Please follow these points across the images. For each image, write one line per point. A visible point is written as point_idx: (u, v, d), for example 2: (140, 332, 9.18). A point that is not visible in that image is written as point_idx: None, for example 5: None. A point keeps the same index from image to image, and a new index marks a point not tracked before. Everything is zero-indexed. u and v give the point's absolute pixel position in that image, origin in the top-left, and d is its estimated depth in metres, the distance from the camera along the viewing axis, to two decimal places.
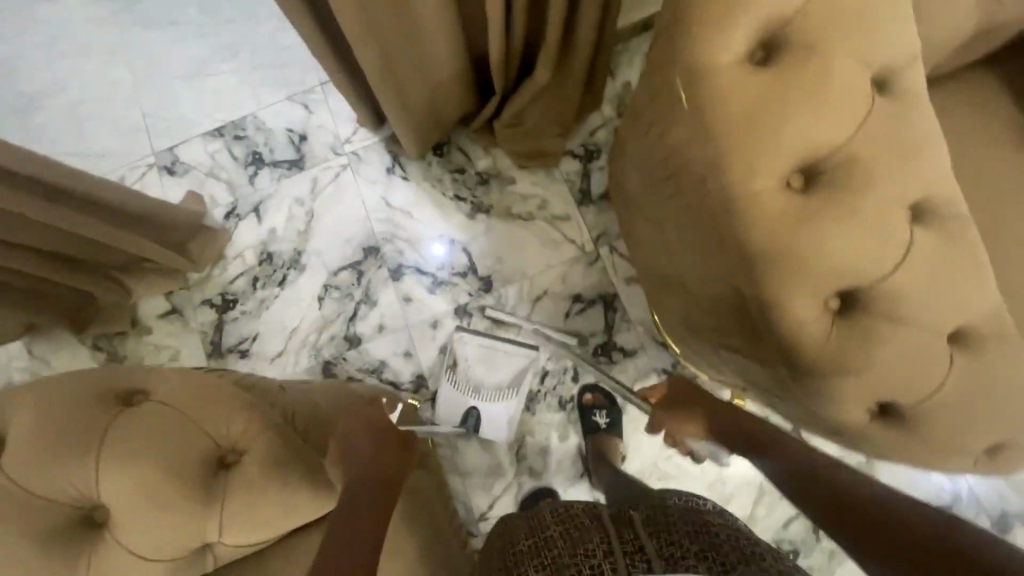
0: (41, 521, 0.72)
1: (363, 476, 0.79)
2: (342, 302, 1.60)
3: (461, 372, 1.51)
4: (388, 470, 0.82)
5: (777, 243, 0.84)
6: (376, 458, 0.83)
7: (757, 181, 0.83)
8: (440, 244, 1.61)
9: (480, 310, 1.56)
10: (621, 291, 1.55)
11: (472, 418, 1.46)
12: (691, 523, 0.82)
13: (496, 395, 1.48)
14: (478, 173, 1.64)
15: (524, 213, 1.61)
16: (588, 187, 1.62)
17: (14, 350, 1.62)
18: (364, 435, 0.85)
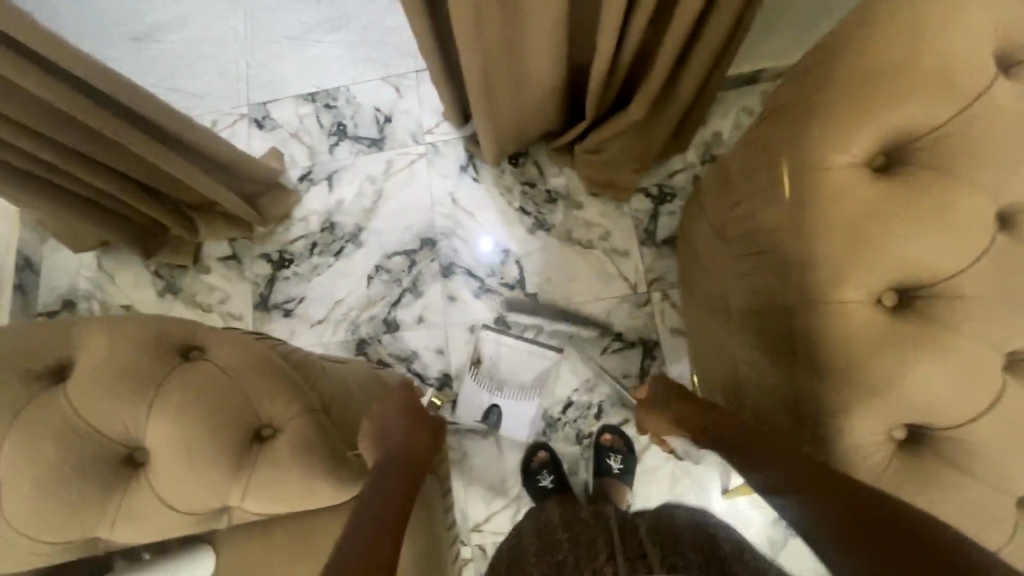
0: (85, 451, 0.74)
1: (393, 456, 0.82)
2: (389, 286, 1.63)
3: (485, 370, 1.53)
4: (414, 453, 0.84)
5: (856, 359, 0.82)
6: (407, 440, 0.85)
7: (847, 291, 0.83)
8: (489, 243, 1.63)
9: (519, 326, 1.56)
10: (664, 340, 1.51)
11: (494, 414, 1.49)
12: None
13: (518, 395, 1.51)
14: (548, 191, 1.64)
15: (584, 240, 1.60)
16: (654, 229, 1.59)
17: (86, 259, 1.73)
18: (398, 413, 0.88)
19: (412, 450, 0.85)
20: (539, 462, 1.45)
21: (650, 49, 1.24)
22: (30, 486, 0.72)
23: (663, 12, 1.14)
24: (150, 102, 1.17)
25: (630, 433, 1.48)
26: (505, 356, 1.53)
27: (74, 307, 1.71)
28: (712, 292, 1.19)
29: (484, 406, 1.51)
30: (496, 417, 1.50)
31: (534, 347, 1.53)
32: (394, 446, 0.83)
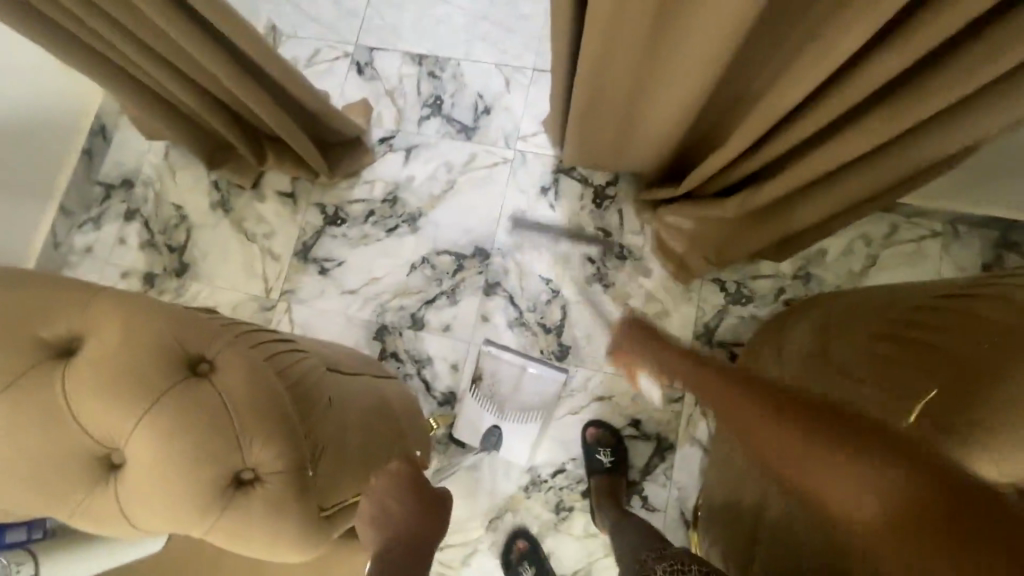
0: (43, 438, 0.62)
1: (397, 547, 0.76)
2: (428, 282, 1.57)
3: (486, 388, 1.46)
4: (418, 537, 0.78)
5: None
6: (414, 526, 0.79)
7: None
8: (538, 251, 1.55)
9: (538, 370, 1.45)
10: (680, 446, 1.40)
11: (493, 436, 1.42)
12: None
13: (519, 418, 1.43)
14: (620, 246, 1.53)
15: (638, 311, 1.49)
16: (715, 327, 1.46)
17: (154, 147, 1.72)
18: (404, 488, 0.82)
19: (416, 538, 0.79)
20: (518, 551, 1.37)
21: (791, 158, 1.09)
22: None
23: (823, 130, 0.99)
24: (254, 40, 1.12)
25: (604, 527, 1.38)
26: (508, 377, 1.45)
27: (130, 189, 1.71)
28: None
29: (485, 427, 1.44)
30: (495, 439, 1.44)
31: (544, 369, 1.45)
32: (392, 534, 0.78)
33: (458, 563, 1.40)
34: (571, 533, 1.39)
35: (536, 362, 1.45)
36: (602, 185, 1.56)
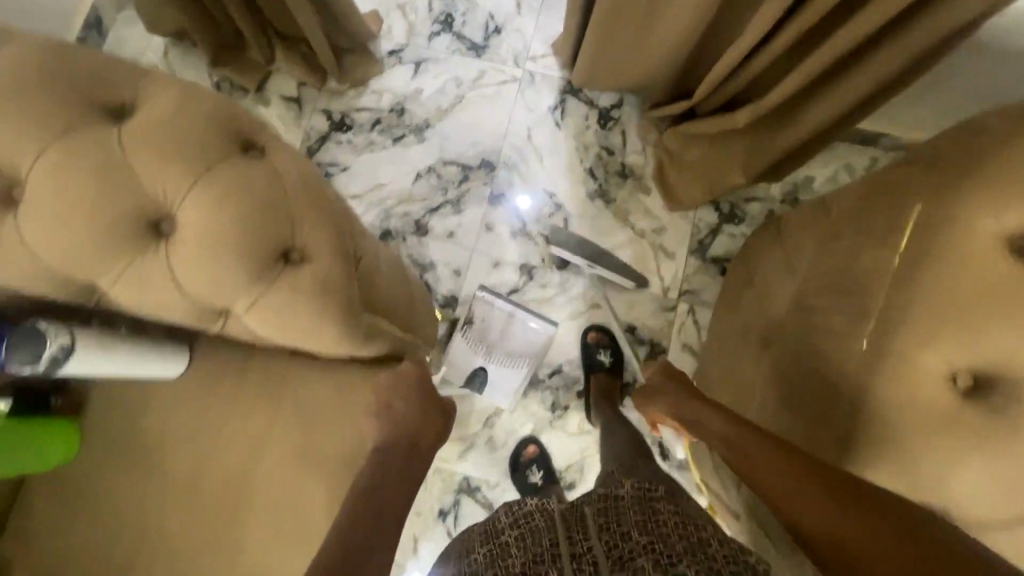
0: (100, 188, 0.62)
1: (397, 442, 0.79)
2: (433, 190, 1.59)
3: (475, 332, 1.46)
4: (419, 441, 0.81)
5: (888, 438, 0.63)
6: (414, 428, 0.81)
7: (920, 366, 0.61)
8: (527, 200, 1.57)
9: (526, 319, 1.46)
10: (672, 351, 1.47)
11: (478, 378, 1.42)
12: (642, 513, 0.73)
13: (505, 362, 1.43)
14: (622, 165, 1.58)
15: (638, 226, 1.55)
16: (708, 244, 1.54)
17: (154, 43, 1.67)
18: (408, 393, 0.83)
19: (417, 437, 0.82)
20: (528, 456, 1.41)
21: (791, 61, 1.16)
22: (43, 205, 0.61)
23: (825, 26, 1.06)
24: None
25: None
26: (497, 322, 1.46)
27: None
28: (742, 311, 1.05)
29: (472, 368, 1.45)
30: (480, 381, 1.44)
31: (535, 320, 1.46)
32: (393, 431, 0.80)
33: (452, 459, 1.43)
34: (566, 429, 1.43)
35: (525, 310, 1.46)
36: (608, 107, 1.61)
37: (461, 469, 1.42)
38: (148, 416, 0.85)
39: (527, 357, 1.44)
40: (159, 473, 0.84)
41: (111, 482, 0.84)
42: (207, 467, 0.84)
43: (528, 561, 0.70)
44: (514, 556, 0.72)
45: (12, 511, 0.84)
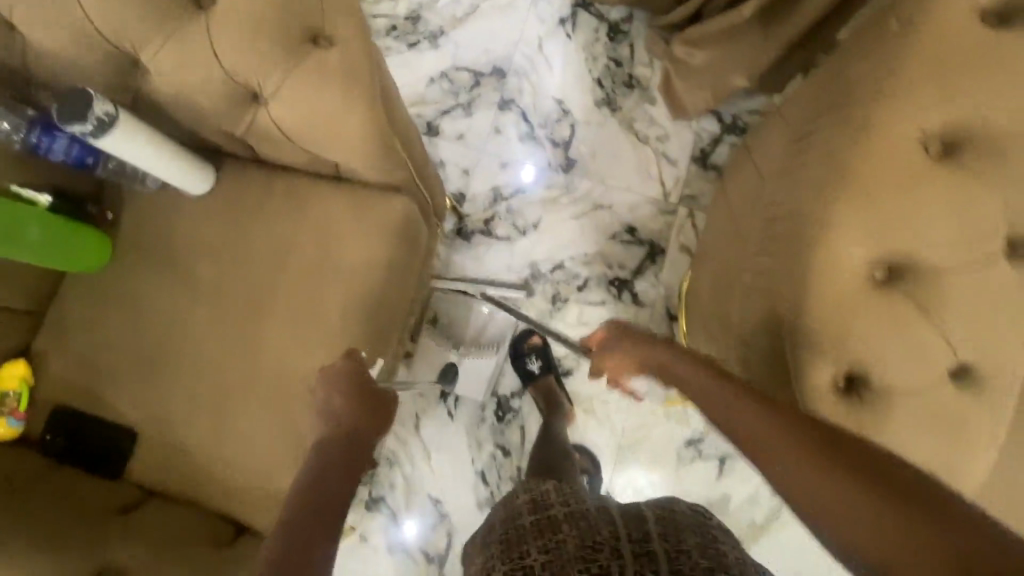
0: None
1: (336, 446, 0.75)
2: (445, 94, 1.63)
3: (443, 329, 1.47)
4: (362, 434, 0.77)
5: (864, 213, 0.67)
6: (357, 422, 0.78)
7: (884, 145, 0.68)
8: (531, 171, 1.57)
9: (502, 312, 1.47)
10: (671, 252, 1.53)
11: (452, 374, 1.42)
12: (701, 535, 0.70)
13: (477, 352, 1.45)
14: (629, 77, 1.63)
15: (642, 134, 1.59)
16: (710, 153, 1.58)
17: None
18: (347, 386, 0.80)
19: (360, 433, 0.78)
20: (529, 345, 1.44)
21: None
22: None
23: None
24: None
25: (602, 312, 1.50)
26: (469, 322, 1.47)
27: None
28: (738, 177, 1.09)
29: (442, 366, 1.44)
30: (453, 375, 1.43)
31: (496, 309, 1.46)
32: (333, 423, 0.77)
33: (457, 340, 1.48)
34: (565, 320, 1.49)
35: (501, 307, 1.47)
36: (618, 21, 1.64)
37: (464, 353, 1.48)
38: (175, 230, 0.91)
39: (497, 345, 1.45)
40: (187, 280, 0.90)
41: (141, 288, 0.90)
42: (233, 277, 0.90)
43: (580, 543, 0.67)
44: (564, 536, 0.69)
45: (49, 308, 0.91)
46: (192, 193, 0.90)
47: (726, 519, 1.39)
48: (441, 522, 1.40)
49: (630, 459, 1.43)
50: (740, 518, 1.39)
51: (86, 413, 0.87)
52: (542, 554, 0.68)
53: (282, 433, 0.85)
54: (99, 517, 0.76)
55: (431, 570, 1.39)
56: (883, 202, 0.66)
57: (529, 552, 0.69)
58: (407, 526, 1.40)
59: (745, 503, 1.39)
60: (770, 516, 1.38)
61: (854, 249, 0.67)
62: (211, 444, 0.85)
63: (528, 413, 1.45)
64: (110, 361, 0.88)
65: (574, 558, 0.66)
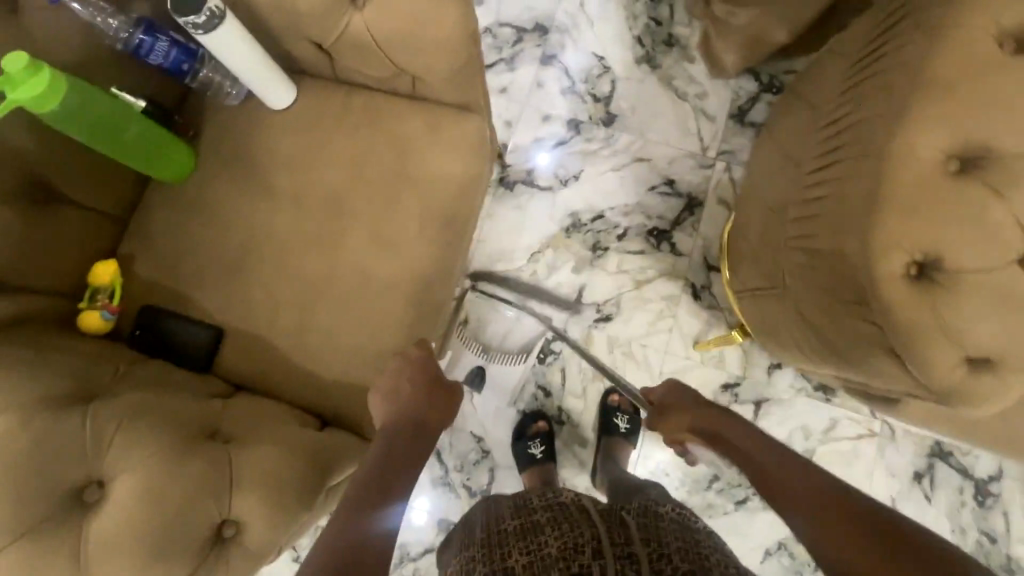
0: None
1: (404, 425, 0.82)
2: (489, 49, 1.66)
3: (472, 332, 1.50)
4: (425, 422, 0.84)
5: (920, 114, 0.73)
6: (422, 410, 0.85)
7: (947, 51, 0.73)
8: (545, 155, 1.59)
9: (529, 320, 1.49)
10: (708, 205, 1.56)
11: (480, 379, 1.47)
12: (683, 541, 0.76)
13: (506, 359, 1.48)
14: (669, 35, 1.66)
15: (681, 91, 1.63)
16: (747, 111, 1.62)
17: None
18: (414, 377, 0.85)
19: (424, 422, 0.85)
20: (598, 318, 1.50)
21: None
22: None
23: None
24: None
25: (641, 261, 1.53)
26: (499, 325, 1.50)
27: None
28: (785, 115, 1.13)
29: (470, 368, 1.48)
30: (480, 379, 1.48)
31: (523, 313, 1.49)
32: (405, 410, 0.83)
33: (501, 286, 1.52)
34: (606, 268, 1.53)
35: (531, 312, 1.50)
36: None
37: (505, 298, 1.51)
38: (253, 141, 0.95)
39: (523, 354, 1.48)
40: (266, 190, 0.94)
41: (221, 194, 0.94)
42: (312, 188, 0.94)
43: (566, 547, 0.73)
44: (547, 539, 0.75)
45: (134, 213, 0.96)
46: (274, 107, 0.94)
47: None
48: (483, 459, 1.45)
49: None
50: None
51: (167, 310, 0.91)
52: (524, 556, 0.74)
53: (361, 331, 0.90)
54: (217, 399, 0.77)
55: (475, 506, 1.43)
56: (938, 103, 0.73)
57: (510, 554, 0.75)
58: (416, 514, 1.43)
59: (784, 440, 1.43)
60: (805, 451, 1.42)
61: (935, 137, 0.73)
62: (295, 343, 0.90)
63: (569, 356, 1.49)
64: (193, 262, 0.92)
65: (555, 560, 0.72)
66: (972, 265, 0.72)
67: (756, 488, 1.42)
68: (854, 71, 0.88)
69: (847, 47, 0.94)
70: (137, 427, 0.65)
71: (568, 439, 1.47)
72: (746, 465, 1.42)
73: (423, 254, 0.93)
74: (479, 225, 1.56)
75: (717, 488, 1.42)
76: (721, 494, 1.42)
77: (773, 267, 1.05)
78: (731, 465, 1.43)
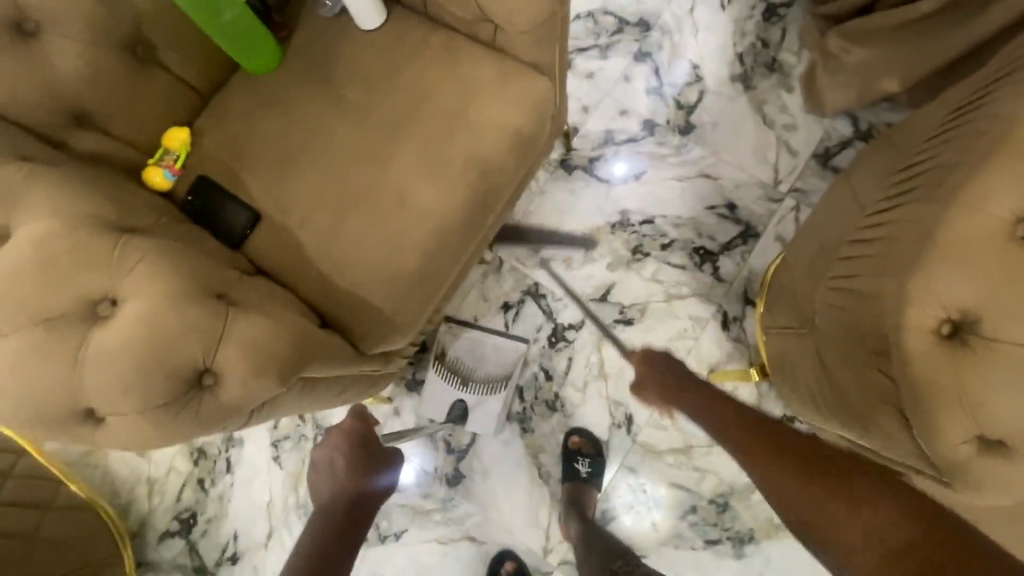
0: None
1: (340, 495, 0.98)
2: (587, 33, 1.65)
3: (448, 365, 1.45)
4: (357, 489, 0.99)
5: None
6: (350, 477, 1.00)
7: None
8: (623, 165, 1.57)
9: (536, 309, 1.50)
10: (765, 238, 1.50)
11: (458, 410, 1.42)
12: None
13: (485, 389, 1.42)
14: (773, 60, 1.59)
15: (769, 118, 1.57)
16: (834, 154, 1.53)
17: None
18: (347, 449, 1.03)
19: (359, 490, 0.99)
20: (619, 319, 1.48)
21: None
22: None
23: None
24: None
25: (679, 277, 1.49)
26: (475, 353, 1.47)
27: None
28: (865, 156, 1.07)
29: (448, 402, 1.43)
30: (462, 413, 1.42)
31: (504, 341, 1.46)
32: (338, 484, 0.99)
33: (532, 264, 1.52)
34: (641, 273, 1.50)
35: (500, 334, 1.46)
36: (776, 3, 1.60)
37: (534, 275, 1.52)
38: (334, 51, 1.00)
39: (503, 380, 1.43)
40: (333, 100, 0.99)
41: (293, 94, 1.00)
42: (376, 108, 0.98)
43: None
44: None
45: (216, 93, 1.03)
46: (362, 26, 0.99)
47: (745, 508, 1.36)
48: None
49: (665, 420, 1.41)
50: (762, 511, 1.36)
51: (219, 184, 0.98)
52: None
53: (381, 250, 0.94)
54: (238, 270, 0.83)
55: (448, 461, 1.45)
56: None
57: None
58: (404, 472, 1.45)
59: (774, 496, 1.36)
60: None
61: (1004, 197, 0.73)
62: (320, 244, 0.95)
63: (580, 348, 1.47)
64: (252, 149, 0.99)
65: None
66: (1011, 339, 0.69)
67: (731, 534, 1.36)
68: (949, 121, 0.83)
69: (950, 94, 0.87)
70: (158, 265, 0.70)
71: (555, 427, 1.45)
72: (726, 508, 1.36)
73: (460, 196, 0.95)
74: (530, 200, 1.57)
75: (689, 522, 1.37)
76: (692, 527, 1.37)
77: (804, 303, 1.00)
78: (711, 503, 1.37)
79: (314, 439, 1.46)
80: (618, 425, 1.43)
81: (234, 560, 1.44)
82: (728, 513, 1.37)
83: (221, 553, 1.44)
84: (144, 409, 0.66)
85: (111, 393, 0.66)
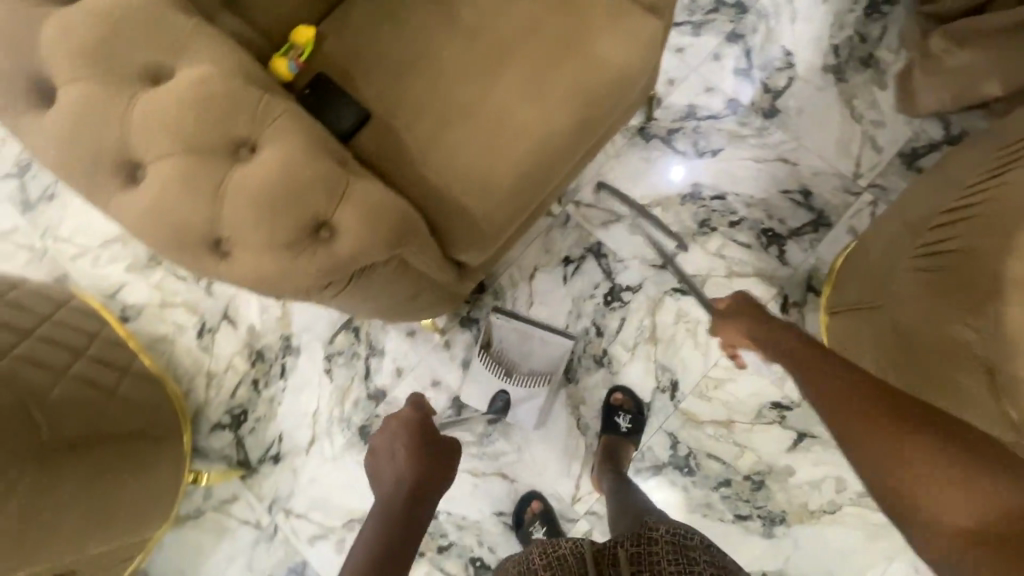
0: None
1: (399, 489, 0.96)
2: (682, 8, 1.66)
3: (493, 353, 1.43)
4: (418, 486, 0.97)
5: None
6: (412, 472, 0.98)
7: None
8: (679, 169, 1.56)
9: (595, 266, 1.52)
10: (836, 228, 1.49)
11: (500, 401, 1.41)
12: (676, 563, 0.83)
13: (529, 382, 1.41)
14: (869, 55, 1.58)
15: (857, 112, 1.55)
16: (920, 155, 1.51)
17: None
18: (409, 436, 1.02)
19: (423, 486, 0.97)
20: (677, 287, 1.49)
21: None
22: None
23: None
24: None
25: (743, 255, 1.50)
26: (520, 344, 1.44)
27: None
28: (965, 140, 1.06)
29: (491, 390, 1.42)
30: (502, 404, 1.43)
31: (551, 334, 1.43)
32: (399, 475, 0.97)
33: (598, 224, 1.54)
34: (705, 246, 1.51)
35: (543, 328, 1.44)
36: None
37: (598, 235, 1.54)
38: None
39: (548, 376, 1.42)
40: (451, 17, 1.04)
41: (414, 7, 1.06)
42: (490, 29, 1.03)
43: None
44: None
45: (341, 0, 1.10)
46: None
47: (781, 489, 1.36)
48: None
49: (710, 391, 1.42)
50: (797, 496, 1.35)
51: (335, 81, 1.04)
52: None
53: (478, 159, 0.98)
54: None
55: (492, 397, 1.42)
56: None
57: None
58: None
59: (811, 481, 1.35)
60: (829, 503, 1.34)
61: None
62: (421, 147, 1.00)
63: (634, 310, 1.49)
64: (369, 54, 1.05)
65: None
66: None
67: (763, 513, 1.36)
68: None
69: None
70: (292, 124, 0.77)
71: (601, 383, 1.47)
72: (761, 486, 1.36)
73: (559, 120, 0.99)
74: (603, 163, 1.59)
75: (722, 495, 1.37)
76: (724, 500, 1.37)
77: (882, 273, 1.00)
78: (746, 479, 1.37)
79: (365, 358, 1.53)
80: (662, 389, 1.44)
81: (275, 459, 1.51)
82: (763, 491, 1.36)
83: (265, 451, 1.51)
84: (269, 245, 0.72)
85: (242, 226, 0.72)
